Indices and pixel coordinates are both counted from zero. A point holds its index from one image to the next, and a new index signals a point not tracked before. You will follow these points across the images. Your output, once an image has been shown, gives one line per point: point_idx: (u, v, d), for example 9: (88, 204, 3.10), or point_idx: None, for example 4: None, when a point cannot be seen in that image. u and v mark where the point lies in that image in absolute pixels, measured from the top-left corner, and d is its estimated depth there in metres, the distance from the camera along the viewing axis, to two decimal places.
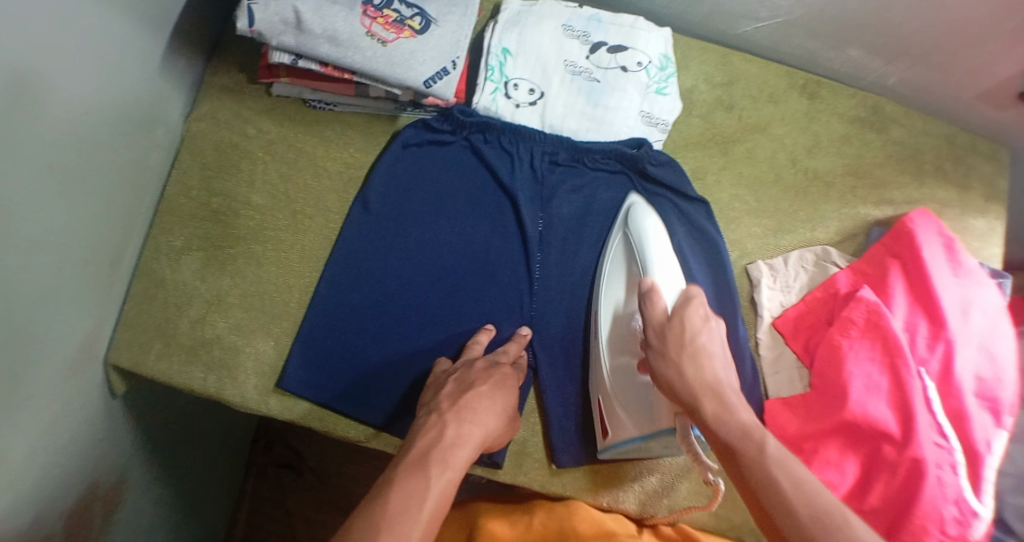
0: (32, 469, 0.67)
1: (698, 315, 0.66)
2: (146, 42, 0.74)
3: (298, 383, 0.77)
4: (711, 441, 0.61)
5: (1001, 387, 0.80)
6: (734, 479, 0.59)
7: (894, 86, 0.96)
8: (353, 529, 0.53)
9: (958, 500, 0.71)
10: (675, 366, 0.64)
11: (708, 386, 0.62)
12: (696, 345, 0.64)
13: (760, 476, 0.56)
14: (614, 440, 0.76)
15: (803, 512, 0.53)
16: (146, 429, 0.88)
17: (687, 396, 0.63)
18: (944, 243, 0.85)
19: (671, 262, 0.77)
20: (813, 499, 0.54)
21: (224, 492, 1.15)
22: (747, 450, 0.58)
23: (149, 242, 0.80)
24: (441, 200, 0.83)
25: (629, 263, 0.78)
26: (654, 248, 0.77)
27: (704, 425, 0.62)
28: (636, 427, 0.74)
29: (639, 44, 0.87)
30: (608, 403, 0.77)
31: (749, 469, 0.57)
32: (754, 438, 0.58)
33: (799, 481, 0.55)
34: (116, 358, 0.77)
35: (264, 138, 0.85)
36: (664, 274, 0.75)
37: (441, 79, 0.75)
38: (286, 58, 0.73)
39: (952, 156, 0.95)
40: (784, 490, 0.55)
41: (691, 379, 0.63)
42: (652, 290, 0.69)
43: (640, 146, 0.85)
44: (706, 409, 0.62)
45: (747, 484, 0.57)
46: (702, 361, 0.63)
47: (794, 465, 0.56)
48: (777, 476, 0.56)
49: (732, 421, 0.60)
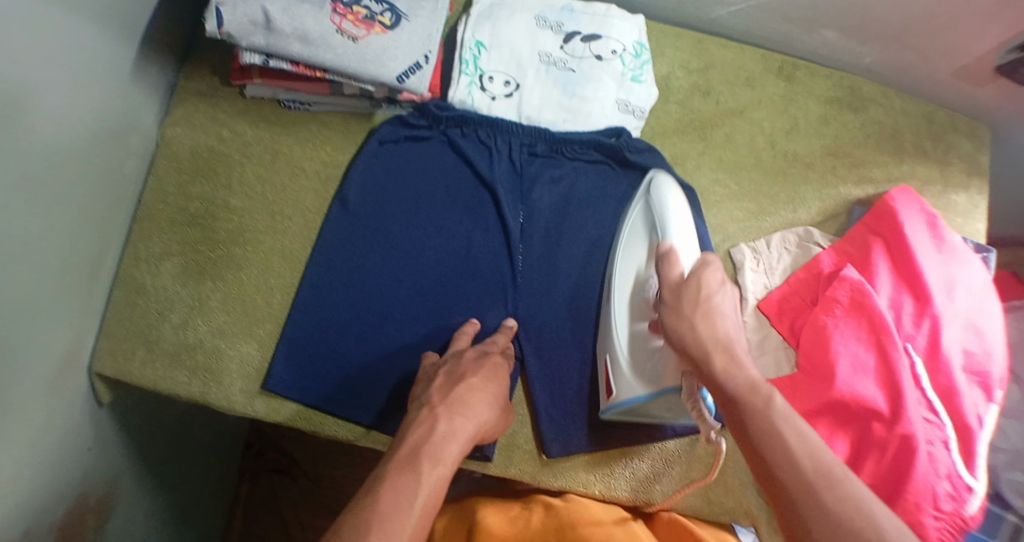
0: (19, 481, 0.66)
1: (716, 279, 0.65)
2: (117, 49, 0.73)
3: (284, 384, 0.77)
4: (715, 395, 0.61)
5: (990, 362, 0.80)
6: (736, 436, 0.58)
7: (869, 65, 0.96)
8: (343, 530, 0.53)
9: (950, 475, 0.71)
10: (687, 322, 0.63)
11: (718, 342, 0.62)
12: (710, 304, 0.64)
13: (766, 429, 0.56)
14: (616, 399, 0.74)
15: (805, 463, 0.53)
16: (135, 438, 0.88)
17: (696, 351, 0.62)
18: (926, 220, 0.85)
19: (688, 228, 0.75)
20: (817, 454, 0.54)
21: (218, 500, 1.14)
22: (753, 405, 0.57)
23: (129, 248, 0.80)
24: (421, 196, 0.82)
25: (647, 230, 0.77)
26: (673, 215, 0.75)
27: (710, 379, 0.61)
28: (642, 385, 0.72)
29: (613, 32, 0.87)
30: (614, 361, 0.75)
31: (754, 422, 0.56)
32: (761, 391, 0.58)
33: (804, 435, 0.55)
34: (100, 367, 0.77)
35: (241, 140, 0.85)
36: (681, 240, 0.73)
37: (414, 73, 0.75)
38: (257, 58, 0.73)
39: (932, 134, 0.95)
40: (788, 441, 0.54)
41: (703, 334, 0.62)
42: (669, 253, 0.69)
43: (618, 135, 0.85)
44: (714, 365, 0.61)
45: (750, 436, 0.56)
46: (714, 318, 0.63)
47: (800, 420, 0.56)
48: (783, 430, 0.55)
49: (740, 376, 0.59)
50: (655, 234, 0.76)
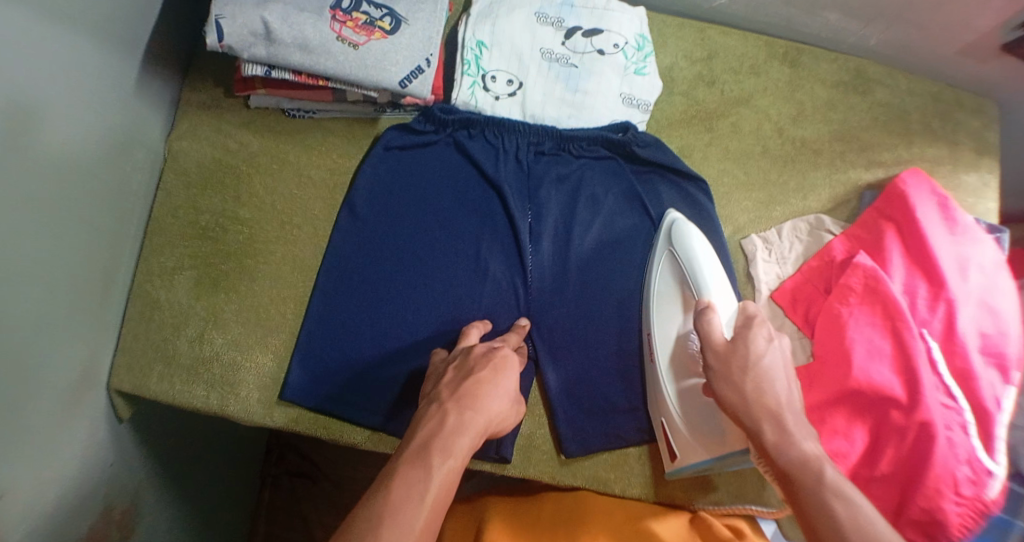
0: (41, 500, 0.67)
1: (761, 337, 0.66)
2: (118, 66, 0.73)
3: (300, 392, 0.77)
4: (770, 466, 0.63)
5: (1009, 342, 0.79)
6: (791, 508, 0.61)
7: (874, 47, 0.95)
8: (355, 520, 0.55)
9: (971, 459, 0.71)
10: (736, 389, 0.65)
11: (769, 411, 0.63)
12: (760, 366, 0.65)
13: (816, 503, 0.58)
14: (682, 463, 0.76)
15: (858, 541, 0.55)
16: (156, 450, 0.89)
17: (747, 420, 0.64)
18: (937, 202, 0.84)
19: (722, 279, 0.77)
20: (870, 528, 0.55)
21: (241, 506, 1.16)
22: (805, 478, 0.59)
23: (141, 263, 0.81)
24: (429, 198, 0.82)
25: (679, 286, 0.78)
26: (706, 270, 0.76)
27: (764, 451, 0.63)
28: (705, 448, 0.74)
29: (613, 25, 0.87)
30: (671, 422, 0.76)
31: (806, 495, 0.59)
32: (812, 465, 0.60)
33: (856, 509, 0.57)
34: (118, 383, 0.77)
35: (247, 151, 0.85)
36: (719, 294, 0.75)
37: (416, 78, 0.74)
38: (259, 69, 0.73)
39: (940, 114, 0.94)
40: (840, 520, 0.56)
41: (754, 404, 0.64)
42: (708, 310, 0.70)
43: (626, 130, 0.84)
44: (766, 435, 0.63)
45: (803, 513, 0.59)
46: (763, 382, 0.64)
47: (853, 494, 0.58)
48: (833, 505, 0.57)
49: (794, 450, 0.61)
50: (690, 289, 0.76)
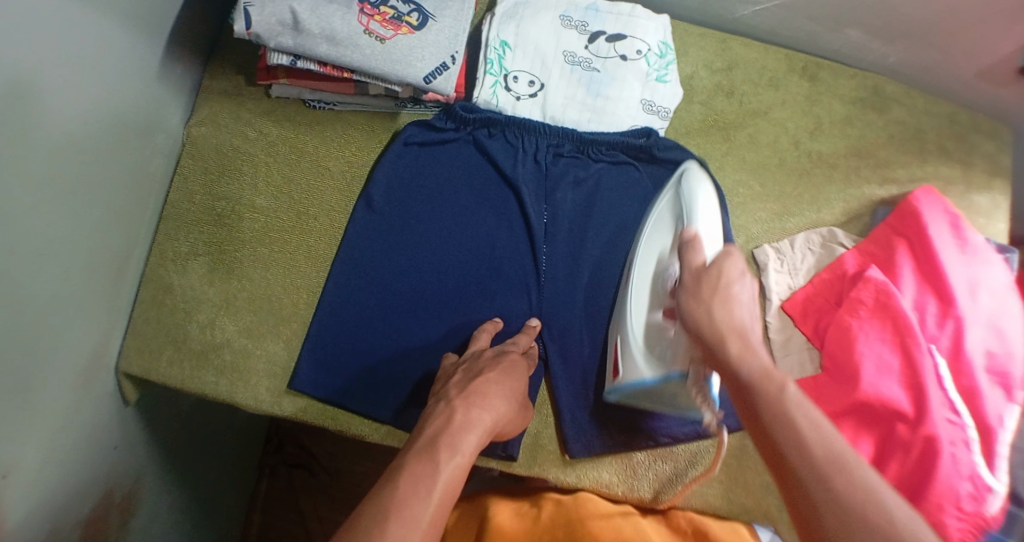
0: (46, 479, 0.66)
1: (738, 268, 0.63)
2: (142, 48, 0.73)
3: (309, 383, 0.77)
4: (727, 380, 0.58)
5: (1012, 363, 0.80)
6: (749, 420, 0.55)
7: (893, 65, 0.95)
8: (362, 516, 0.54)
9: (973, 476, 0.70)
10: (702, 304, 0.61)
11: (733, 328, 0.59)
12: (728, 290, 0.61)
13: (777, 413, 0.53)
14: (622, 380, 0.74)
15: (818, 451, 0.50)
16: (159, 436, 0.89)
17: (708, 335, 0.60)
18: (950, 221, 0.85)
19: (716, 225, 0.74)
20: (830, 440, 0.50)
21: (237, 493, 1.15)
22: (766, 391, 0.54)
23: (156, 248, 0.81)
24: (446, 195, 0.83)
25: (673, 220, 0.76)
26: (702, 209, 0.74)
27: (722, 363, 0.59)
28: (649, 367, 0.72)
29: (637, 32, 0.87)
30: (626, 343, 0.75)
31: (766, 405, 0.53)
32: (775, 377, 0.55)
33: (818, 421, 0.51)
34: (127, 366, 0.77)
35: (266, 140, 0.85)
36: (708, 233, 0.72)
37: (441, 74, 0.75)
38: (285, 59, 0.73)
39: (955, 134, 0.94)
40: (799, 427, 0.51)
41: (718, 319, 0.60)
42: (693, 241, 0.68)
43: (648, 136, 0.85)
44: (728, 348, 0.58)
45: (762, 423, 0.53)
46: (730, 304, 0.60)
47: (814, 406, 0.52)
48: (796, 417, 0.52)
49: (754, 362, 0.57)
50: (681, 223, 0.75)
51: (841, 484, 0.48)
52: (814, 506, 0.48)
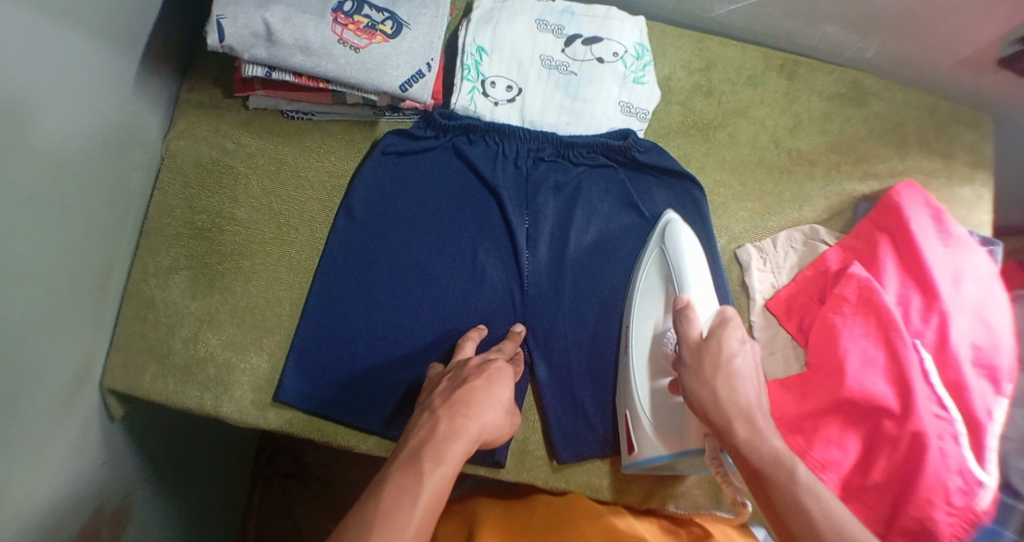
0: (34, 499, 0.66)
1: (736, 337, 0.66)
2: (118, 64, 0.73)
3: (294, 394, 0.77)
4: (740, 464, 0.63)
5: (999, 354, 0.80)
6: (764, 506, 0.61)
7: (871, 59, 0.96)
8: (346, 531, 0.54)
9: (962, 470, 0.71)
10: (708, 386, 0.65)
11: (740, 408, 0.63)
12: (731, 367, 0.65)
13: (790, 500, 0.58)
14: (638, 456, 0.76)
15: (828, 534, 0.56)
16: (147, 451, 0.88)
17: (719, 421, 0.64)
18: (931, 214, 0.85)
19: (706, 283, 0.77)
20: (841, 527, 0.56)
21: (230, 507, 1.14)
22: (778, 478, 0.59)
23: (137, 263, 0.80)
24: (426, 202, 0.83)
25: (663, 281, 0.78)
26: (691, 270, 0.76)
27: (734, 449, 0.63)
28: (665, 445, 0.74)
29: (613, 34, 0.87)
30: (636, 416, 0.76)
31: (778, 491, 0.59)
32: (785, 464, 0.60)
33: (828, 507, 0.57)
34: (111, 382, 0.77)
35: (245, 152, 0.85)
36: (699, 293, 0.75)
37: (417, 81, 0.75)
38: (260, 70, 0.73)
39: (935, 126, 0.95)
40: (813, 519, 0.57)
41: (725, 402, 0.64)
42: (687, 309, 0.71)
43: (625, 137, 0.85)
44: (738, 433, 0.63)
45: (777, 511, 0.59)
46: (735, 382, 0.64)
47: (825, 492, 0.58)
48: (806, 502, 0.58)
49: (764, 447, 0.62)
50: (674, 286, 0.77)
51: None
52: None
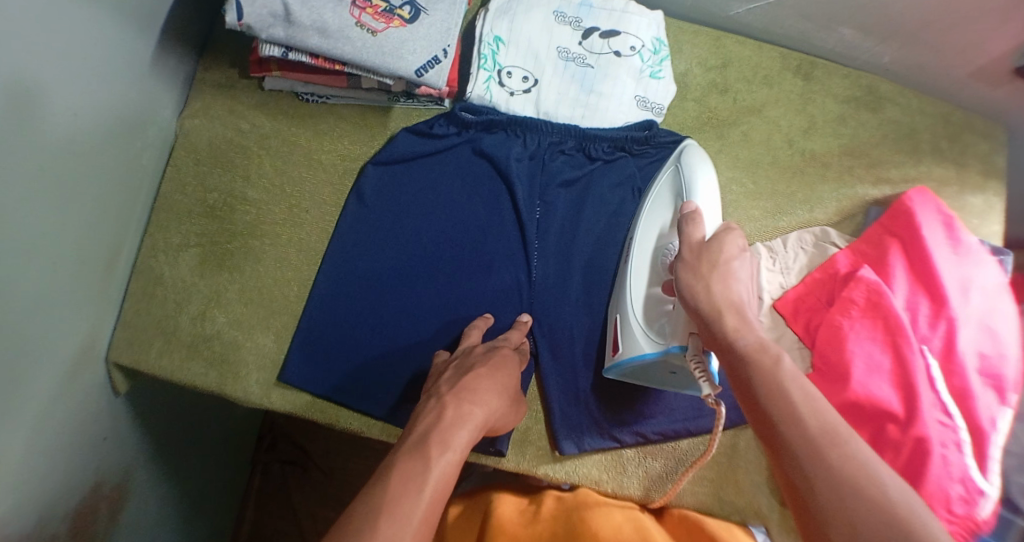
0: (34, 468, 0.66)
1: (737, 245, 0.65)
2: (135, 39, 0.73)
3: (298, 376, 0.77)
4: (722, 354, 0.60)
5: (1006, 364, 0.79)
6: (740, 397, 0.57)
7: (888, 64, 0.95)
8: (353, 517, 0.53)
9: (964, 478, 0.70)
10: (702, 281, 0.63)
11: (731, 302, 0.61)
12: (727, 267, 0.63)
13: (771, 386, 0.54)
14: (622, 355, 0.74)
15: (811, 423, 0.51)
16: (150, 429, 0.89)
17: (707, 310, 0.61)
18: (943, 221, 0.85)
19: (715, 201, 0.73)
20: (823, 414, 0.52)
21: (230, 492, 1.15)
22: (761, 362, 0.56)
23: (147, 239, 0.81)
24: (438, 190, 0.83)
25: (672, 197, 0.76)
26: (701, 184, 0.74)
27: (719, 340, 0.60)
28: (648, 343, 0.72)
29: (631, 28, 0.87)
30: (625, 319, 0.75)
31: (759, 380, 0.55)
32: (769, 351, 0.56)
33: (811, 396, 0.53)
34: (117, 356, 0.77)
35: (258, 132, 0.85)
36: (707, 205, 0.72)
37: (432, 67, 0.75)
38: (277, 50, 0.73)
39: (949, 135, 0.94)
40: (795, 401, 0.52)
41: (717, 296, 0.62)
42: (694, 215, 0.69)
43: (648, 129, 0.85)
44: (725, 322, 0.60)
45: (755, 400, 0.54)
46: (728, 279, 0.62)
47: (807, 381, 0.54)
48: (790, 391, 0.53)
49: (748, 336, 0.58)
50: (681, 199, 0.74)
51: (834, 455, 0.49)
52: (804, 469, 0.49)
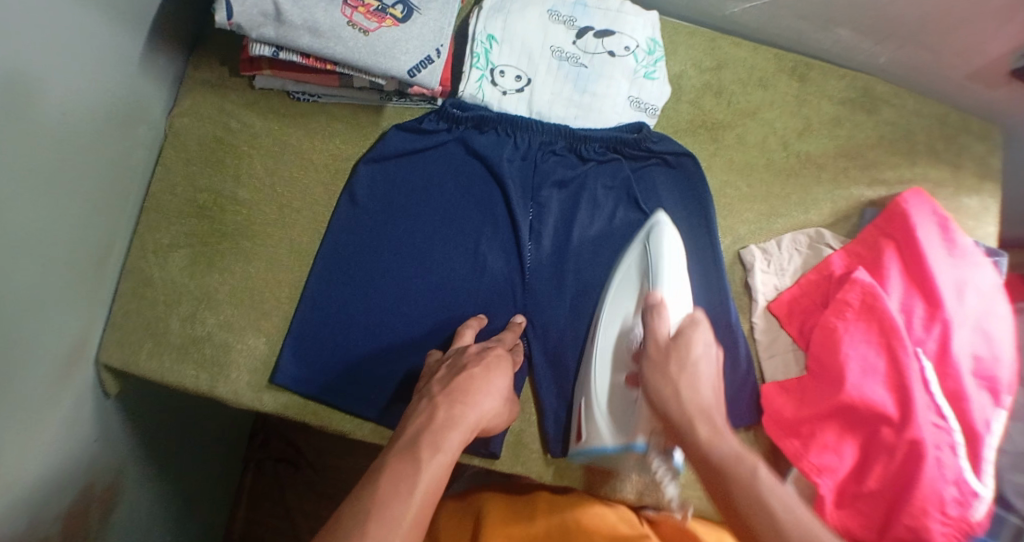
0: (24, 473, 0.65)
1: (703, 341, 0.64)
2: (124, 38, 0.72)
3: (291, 378, 0.76)
4: (696, 462, 0.60)
5: (999, 366, 0.79)
6: (723, 507, 0.58)
7: (884, 65, 0.95)
8: (343, 520, 0.53)
9: (957, 481, 0.71)
10: (671, 384, 0.62)
11: (701, 410, 0.61)
12: (694, 368, 0.63)
13: (751, 504, 0.55)
14: (585, 445, 0.74)
15: (797, 538, 0.52)
16: (141, 432, 0.88)
17: (677, 418, 0.61)
18: (938, 223, 0.84)
19: (682, 278, 0.75)
20: (807, 524, 0.53)
21: (223, 488, 1.15)
22: (737, 474, 0.56)
23: (137, 240, 0.80)
24: (431, 190, 0.82)
25: (639, 276, 0.77)
26: (667, 263, 0.74)
27: (693, 447, 0.60)
28: (614, 434, 0.73)
29: (626, 29, 0.86)
30: (590, 408, 0.75)
31: (739, 491, 0.56)
32: (746, 462, 0.57)
33: (792, 506, 0.54)
34: (107, 358, 0.76)
35: (249, 131, 0.84)
36: (672, 289, 0.73)
37: (425, 67, 0.74)
38: (267, 50, 0.72)
39: (946, 136, 0.94)
40: (776, 515, 0.54)
41: (687, 402, 0.61)
42: (657, 307, 0.68)
43: (639, 130, 0.84)
44: (698, 432, 0.60)
45: (738, 512, 0.56)
46: (697, 383, 0.62)
47: (786, 491, 0.55)
48: (769, 501, 0.55)
49: (724, 446, 0.58)
50: (648, 281, 0.75)
51: None
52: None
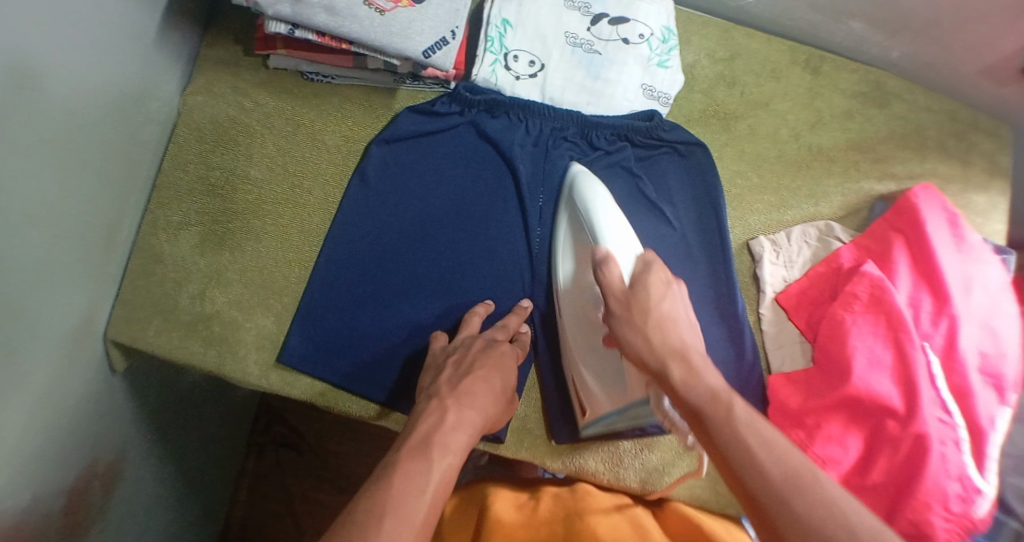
0: (31, 443, 0.66)
1: (660, 280, 0.66)
2: (140, 13, 0.72)
3: (297, 356, 0.77)
4: (680, 409, 0.59)
5: (1005, 364, 0.79)
6: (704, 446, 0.57)
7: (897, 59, 0.95)
8: (355, 511, 0.52)
9: (961, 476, 0.71)
10: (641, 334, 0.63)
11: (675, 349, 0.62)
12: (660, 311, 0.64)
13: (730, 438, 0.54)
14: (594, 417, 0.75)
15: (775, 472, 0.51)
16: (146, 409, 0.88)
17: (654, 362, 0.62)
18: (948, 219, 0.84)
19: (622, 229, 0.77)
20: (784, 457, 0.52)
21: (221, 476, 1.14)
22: (714, 415, 0.56)
23: (148, 217, 0.80)
24: (442, 173, 0.82)
25: (580, 238, 0.78)
26: (603, 219, 0.76)
27: (672, 391, 0.60)
28: (612, 401, 0.74)
29: (641, 16, 0.87)
30: (583, 381, 0.76)
31: (717, 430, 0.55)
32: (722, 400, 0.57)
33: (769, 440, 0.54)
34: (114, 334, 0.77)
35: (262, 111, 0.84)
36: (615, 243, 0.75)
37: (440, 49, 0.74)
38: (283, 27, 0.72)
39: (957, 133, 0.94)
40: (751, 449, 0.53)
41: (659, 345, 0.62)
42: (606, 260, 0.69)
43: (651, 118, 0.84)
44: (673, 375, 0.60)
45: (718, 450, 0.55)
46: (666, 326, 0.63)
47: (763, 426, 0.55)
48: (745, 438, 0.54)
49: (700, 386, 0.58)
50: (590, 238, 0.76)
51: (801, 504, 0.49)
52: (769, 510, 0.50)
